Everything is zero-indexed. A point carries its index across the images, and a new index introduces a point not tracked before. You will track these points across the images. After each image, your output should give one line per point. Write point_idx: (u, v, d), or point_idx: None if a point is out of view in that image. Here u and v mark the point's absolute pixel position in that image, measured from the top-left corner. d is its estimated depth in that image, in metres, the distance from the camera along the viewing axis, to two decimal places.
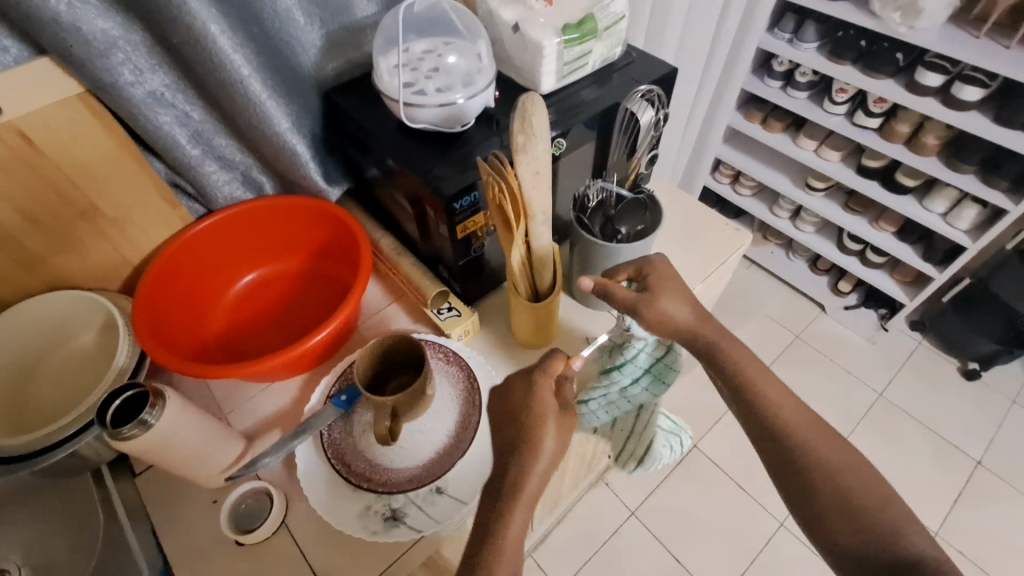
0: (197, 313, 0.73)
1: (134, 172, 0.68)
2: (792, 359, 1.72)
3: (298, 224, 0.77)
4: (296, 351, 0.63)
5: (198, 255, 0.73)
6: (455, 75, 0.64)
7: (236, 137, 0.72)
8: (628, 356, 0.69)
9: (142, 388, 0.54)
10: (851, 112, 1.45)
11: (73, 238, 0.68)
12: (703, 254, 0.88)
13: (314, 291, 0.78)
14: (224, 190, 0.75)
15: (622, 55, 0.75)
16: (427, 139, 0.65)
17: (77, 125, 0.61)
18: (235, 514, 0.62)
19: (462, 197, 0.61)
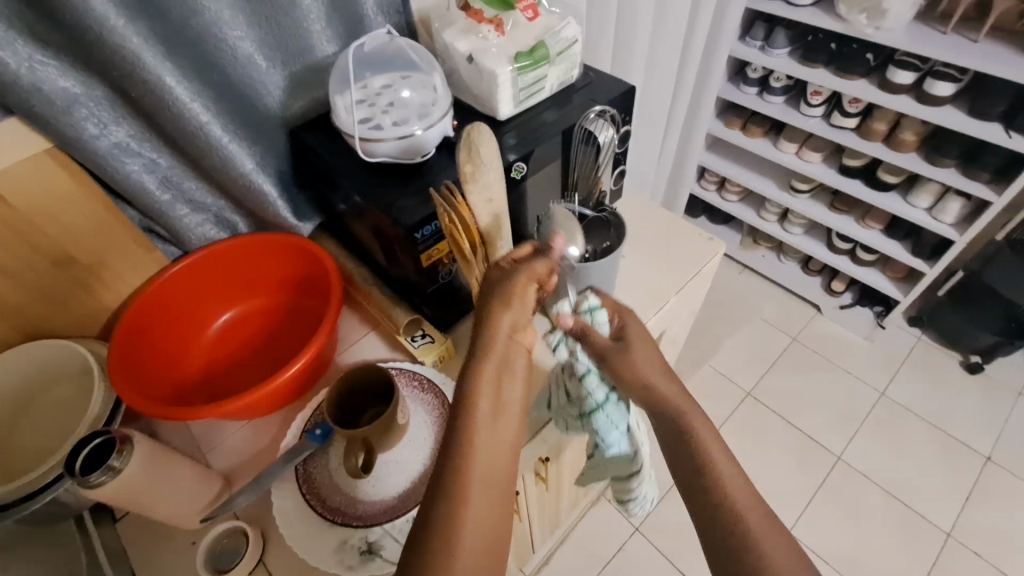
0: (176, 353, 0.75)
1: (105, 220, 0.69)
2: (791, 363, 1.71)
3: (271, 261, 0.79)
4: (269, 387, 0.64)
5: (174, 297, 0.74)
6: (411, 108, 0.65)
7: (207, 181, 0.74)
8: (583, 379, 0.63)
9: (113, 435, 0.55)
10: (828, 113, 1.46)
11: (49, 288, 0.69)
12: (678, 265, 0.88)
13: (291, 325, 0.79)
14: (198, 231, 0.77)
15: (580, 77, 0.77)
16: (388, 172, 0.66)
17: (44, 179, 0.62)
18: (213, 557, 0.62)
19: (423, 226, 0.62)
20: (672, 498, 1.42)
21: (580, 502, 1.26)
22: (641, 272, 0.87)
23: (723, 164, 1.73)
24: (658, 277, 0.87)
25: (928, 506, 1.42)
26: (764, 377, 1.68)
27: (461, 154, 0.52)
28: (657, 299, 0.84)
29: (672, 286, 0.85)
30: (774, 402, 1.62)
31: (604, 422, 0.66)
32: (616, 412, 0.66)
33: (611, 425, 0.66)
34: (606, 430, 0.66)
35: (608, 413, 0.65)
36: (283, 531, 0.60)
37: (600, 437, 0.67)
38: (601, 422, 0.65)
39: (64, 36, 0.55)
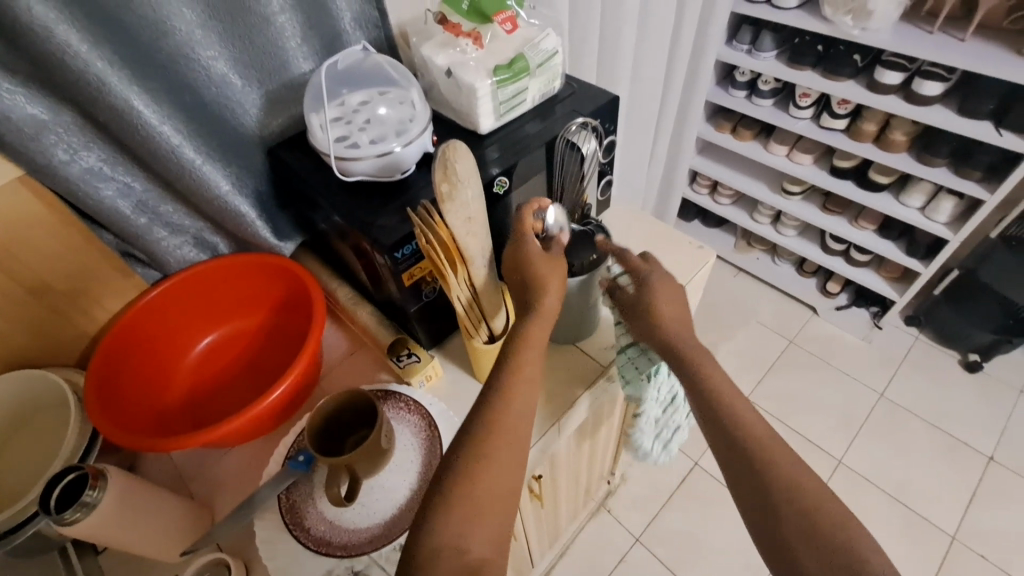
0: (157, 379, 0.73)
1: (81, 245, 0.68)
2: (790, 366, 1.69)
3: (254, 281, 0.78)
4: (251, 413, 0.62)
5: (155, 322, 0.73)
6: (389, 124, 0.64)
7: (185, 202, 0.72)
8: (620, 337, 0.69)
9: (86, 471, 0.53)
10: (817, 115, 1.45)
11: (24, 317, 0.67)
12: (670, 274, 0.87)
13: (274, 347, 0.78)
14: (177, 253, 0.75)
15: (562, 88, 0.75)
16: (367, 190, 0.65)
17: (14, 207, 0.61)
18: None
19: (403, 245, 0.61)
20: (672, 507, 1.41)
21: (579, 513, 1.25)
22: None
23: (715, 167, 1.72)
24: None
25: (931, 509, 1.40)
26: (762, 380, 1.67)
27: (436, 172, 0.50)
28: None
29: None
30: (774, 405, 1.61)
31: (626, 365, 0.69)
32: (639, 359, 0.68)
33: (634, 369, 0.68)
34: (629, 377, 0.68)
35: (631, 356, 0.68)
36: (269, 561, 0.59)
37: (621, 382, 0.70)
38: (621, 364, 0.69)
39: (29, 62, 0.53)
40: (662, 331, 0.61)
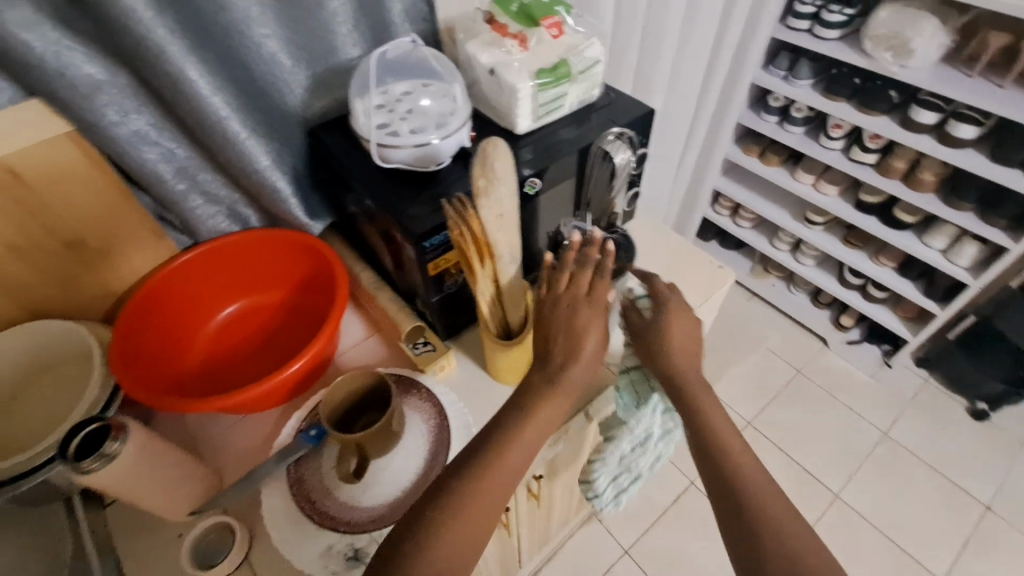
0: (179, 341, 0.75)
1: (119, 205, 0.70)
2: (795, 396, 1.69)
3: (282, 256, 0.80)
4: (268, 384, 0.64)
5: (182, 285, 0.75)
6: (431, 115, 0.65)
7: (223, 174, 0.74)
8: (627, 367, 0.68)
9: (108, 421, 0.55)
10: (847, 147, 1.45)
11: (59, 269, 0.69)
12: (687, 291, 0.87)
13: (294, 324, 0.79)
14: (210, 222, 0.77)
15: (600, 97, 0.76)
16: (402, 178, 0.66)
17: (62, 161, 0.63)
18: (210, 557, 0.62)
19: (433, 235, 0.62)
20: (664, 523, 1.40)
21: (571, 520, 1.25)
22: None
23: (739, 190, 1.72)
24: None
25: (925, 553, 1.39)
26: (766, 408, 1.66)
27: (474, 167, 0.53)
28: None
29: None
30: (775, 434, 1.60)
31: (625, 385, 0.68)
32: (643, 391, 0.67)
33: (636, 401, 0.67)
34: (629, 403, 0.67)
35: (636, 381, 0.67)
36: (272, 529, 0.60)
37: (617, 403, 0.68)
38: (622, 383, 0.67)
39: (94, 22, 0.55)
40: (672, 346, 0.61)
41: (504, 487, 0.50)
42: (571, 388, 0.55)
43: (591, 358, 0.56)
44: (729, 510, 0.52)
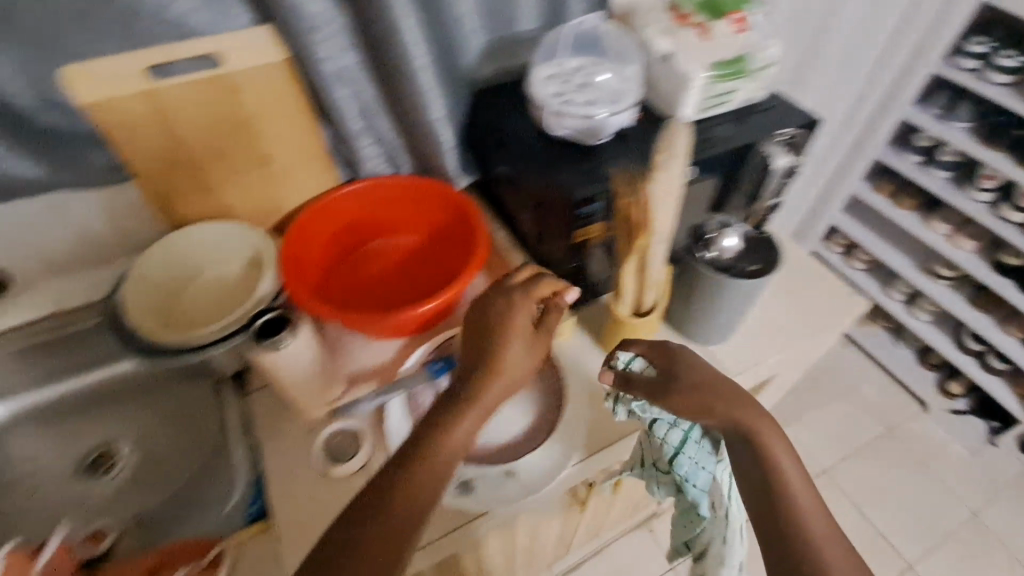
0: (326, 263, 0.82)
1: (304, 132, 0.78)
2: (881, 455, 1.58)
3: (432, 207, 0.83)
4: (403, 314, 0.69)
5: (339, 213, 0.82)
6: (605, 91, 0.68)
7: (394, 120, 0.81)
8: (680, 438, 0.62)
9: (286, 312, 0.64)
10: (997, 201, 1.33)
11: (246, 180, 0.79)
12: (814, 312, 0.83)
13: (424, 270, 0.83)
14: (371, 163, 0.84)
15: (764, 99, 0.76)
16: (562, 147, 0.70)
17: (273, 84, 0.72)
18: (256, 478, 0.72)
19: (588, 203, 0.65)
20: None
21: (627, 519, 1.26)
22: (771, 309, 0.83)
23: (859, 229, 1.62)
24: (789, 318, 0.83)
25: None
26: (844, 459, 1.57)
27: (658, 142, 0.54)
28: (784, 338, 0.80)
29: (802, 332, 0.81)
30: (851, 489, 1.52)
31: (687, 464, 0.61)
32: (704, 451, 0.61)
33: (697, 469, 0.60)
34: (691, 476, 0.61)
35: (695, 441, 0.61)
36: (396, 444, 0.67)
37: (688, 483, 0.61)
38: (684, 464, 0.61)
39: None
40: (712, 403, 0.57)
41: (434, 494, 0.51)
42: (501, 387, 0.55)
43: (514, 370, 0.56)
44: (786, 547, 0.51)
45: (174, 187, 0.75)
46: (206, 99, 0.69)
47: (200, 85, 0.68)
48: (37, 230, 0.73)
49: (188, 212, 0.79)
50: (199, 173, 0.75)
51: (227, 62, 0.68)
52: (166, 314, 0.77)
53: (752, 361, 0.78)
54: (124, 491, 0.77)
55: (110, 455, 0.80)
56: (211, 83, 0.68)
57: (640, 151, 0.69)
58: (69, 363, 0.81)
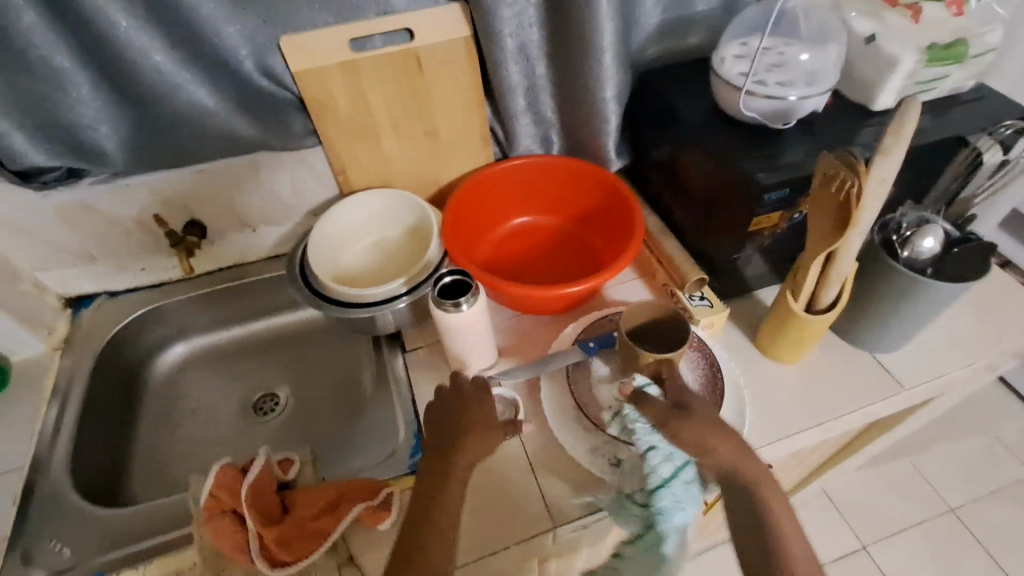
0: (478, 232, 0.86)
1: (472, 107, 0.80)
2: (1021, 499, 1.40)
3: (590, 193, 0.84)
4: (556, 292, 0.71)
5: (498, 185, 0.85)
6: (801, 71, 0.64)
7: (557, 100, 0.81)
8: (665, 473, 0.60)
9: (470, 281, 0.63)
10: None
11: (414, 151, 0.83)
12: (1002, 325, 0.75)
13: (569, 251, 0.87)
14: (527, 142, 0.85)
15: (970, 89, 0.69)
16: (742, 132, 0.67)
17: (453, 60, 0.74)
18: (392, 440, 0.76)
19: (775, 190, 0.63)
20: None
21: None
22: (953, 318, 0.76)
23: None
24: (976, 329, 0.75)
25: None
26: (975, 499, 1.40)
27: (888, 124, 0.48)
28: (968, 352, 0.73)
29: (993, 345, 0.74)
30: (982, 532, 1.37)
31: (669, 500, 0.59)
32: (690, 490, 0.60)
33: (678, 507, 0.59)
34: (674, 513, 0.58)
35: (685, 481, 0.60)
36: (551, 416, 0.69)
37: (661, 520, 0.58)
38: (666, 500, 0.58)
39: None
40: (718, 442, 0.57)
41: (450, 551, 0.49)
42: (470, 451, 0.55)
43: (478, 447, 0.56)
44: None
45: (352, 155, 0.80)
46: (393, 72, 0.73)
47: (392, 59, 0.72)
48: (234, 190, 0.81)
49: (359, 180, 0.84)
50: (375, 143, 0.80)
51: (418, 37, 0.72)
52: (337, 273, 0.84)
53: (928, 375, 0.72)
54: (287, 423, 0.86)
55: (273, 396, 0.89)
56: (401, 56, 0.72)
57: (829, 139, 0.65)
58: (244, 310, 0.93)
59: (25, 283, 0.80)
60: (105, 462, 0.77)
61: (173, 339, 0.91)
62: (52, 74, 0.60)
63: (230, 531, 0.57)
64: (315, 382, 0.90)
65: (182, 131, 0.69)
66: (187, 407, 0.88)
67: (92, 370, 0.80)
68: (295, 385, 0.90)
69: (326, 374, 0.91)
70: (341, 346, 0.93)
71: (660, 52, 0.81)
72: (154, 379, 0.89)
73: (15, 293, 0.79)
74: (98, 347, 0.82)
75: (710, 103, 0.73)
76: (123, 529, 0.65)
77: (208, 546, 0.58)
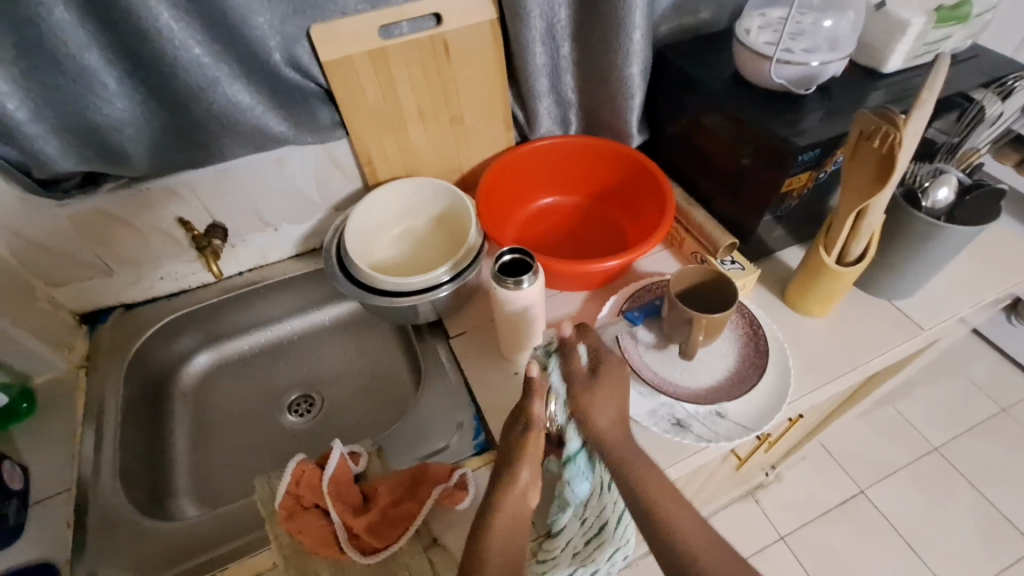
0: (506, 213, 0.88)
1: (495, 91, 0.81)
2: (995, 432, 1.51)
3: (615, 172, 0.87)
4: (593, 266, 0.74)
5: (524, 166, 0.86)
6: (820, 38, 0.69)
7: (578, 79, 0.82)
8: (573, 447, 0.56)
9: (530, 259, 0.64)
10: None
11: (439, 137, 0.82)
12: (999, 265, 0.82)
13: (594, 228, 0.89)
14: (549, 123, 0.87)
15: (966, 50, 0.75)
16: (767, 99, 0.71)
17: (479, 43, 0.75)
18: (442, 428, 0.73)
19: (809, 151, 0.66)
20: (825, 521, 1.39)
21: (739, 486, 1.27)
22: (957, 264, 0.83)
23: None
24: (978, 271, 0.82)
25: None
26: (958, 437, 1.50)
27: (928, 77, 0.53)
28: (975, 292, 0.80)
29: (994, 284, 0.80)
30: (965, 467, 1.45)
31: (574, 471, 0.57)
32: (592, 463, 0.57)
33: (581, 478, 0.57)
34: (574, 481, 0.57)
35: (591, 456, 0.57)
36: None
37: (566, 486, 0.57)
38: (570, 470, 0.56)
39: None
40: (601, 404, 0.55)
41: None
42: (520, 486, 0.51)
43: (528, 476, 0.52)
44: None
45: (378, 146, 0.79)
46: (421, 58, 0.73)
47: (420, 44, 0.72)
48: (257, 189, 0.79)
49: (385, 171, 0.83)
50: (401, 132, 0.79)
51: (446, 21, 0.72)
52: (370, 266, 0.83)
53: (942, 316, 0.78)
54: (326, 423, 0.85)
55: (308, 397, 0.88)
56: (429, 40, 0.72)
57: (849, 102, 0.70)
58: (267, 313, 0.91)
59: (40, 299, 0.76)
60: (148, 478, 0.74)
61: (196, 348, 0.88)
62: (79, 71, 0.58)
63: (314, 525, 0.56)
64: (350, 379, 0.89)
65: (212, 127, 0.67)
66: (219, 417, 0.85)
67: (122, 384, 0.77)
68: (329, 384, 0.89)
69: (360, 371, 0.90)
70: (373, 342, 0.92)
71: (673, 28, 0.83)
72: (181, 390, 0.86)
73: (33, 310, 0.75)
74: (124, 359, 0.79)
75: (730, 73, 0.76)
76: (187, 539, 0.63)
77: (286, 545, 0.57)
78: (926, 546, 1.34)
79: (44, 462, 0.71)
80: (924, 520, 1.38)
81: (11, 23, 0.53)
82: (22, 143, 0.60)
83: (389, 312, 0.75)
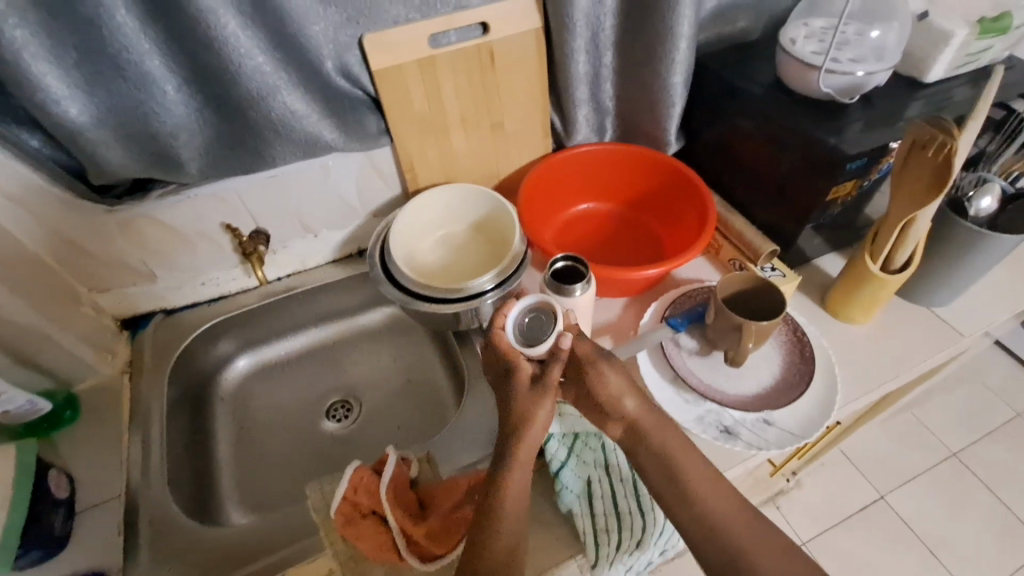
0: (544, 219, 0.88)
1: (537, 98, 0.81)
2: (1010, 438, 1.51)
3: (653, 179, 0.87)
4: (638, 273, 0.74)
5: (562, 173, 0.87)
6: (865, 49, 0.71)
7: (618, 86, 0.83)
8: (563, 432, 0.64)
9: (583, 267, 0.66)
10: None
11: (480, 144, 0.83)
12: None
13: (631, 235, 0.89)
14: (587, 130, 0.87)
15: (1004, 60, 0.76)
16: (812, 109, 0.72)
17: (524, 50, 0.75)
18: (486, 435, 0.73)
19: (857, 159, 0.66)
20: (847, 526, 1.38)
21: (763, 492, 1.26)
22: (994, 272, 0.83)
23: None
24: (1014, 279, 0.83)
25: None
26: (975, 442, 1.50)
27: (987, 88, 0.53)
28: (1012, 300, 0.80)
29: None
30: (983, 471, 1.45)
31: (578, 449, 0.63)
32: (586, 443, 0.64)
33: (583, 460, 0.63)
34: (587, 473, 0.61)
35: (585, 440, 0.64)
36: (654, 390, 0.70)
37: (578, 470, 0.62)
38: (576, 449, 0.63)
39: None
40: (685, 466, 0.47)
41: None
42: None
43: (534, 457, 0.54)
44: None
45: (421, 152, 0.79)
46: (467, 66, 0.74)
47: (468, 53, 0.73)
48: (301, 195, 0.79)
49: (426, 177, 0.83)
50: (445, 139, 0.79)
51: (493, 30, 0.72)
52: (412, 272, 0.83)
53: (982, 323, 0.78)
54: (365, 429, 0.85)
55: (346, 402, 0.88)
56: (476, 48, 0.73)
57: (894, 110, 0.70)
58: (302, 319, 0.91)
59: (84, 305, 0.77)
60: (193, 485, 0.74)
61: (234, 353, 0.88)
62: (140, 77, 0.59)
63: (372, 532, 0.56)
64: (387, 385, 0.90)
65: (266, 134, 0.67)
66: (257, 422, 0.85)
67: (164, 390, 0.77)
68: (366, 391, 0.89)
69: (397, 376, 0.90)
70: (410, 348, 0.92)
71: (711, 37, 0.84)
72: (219, 396, 0.86)
73: (78, 316, 0.75)
74: (166, 365, 0.79)
75: (771, 82, 0.77)
76: (240, 547, 0.63)
77: (343, 551, 0.57)
78: (949, 552, 1.34)
79: (90, 470, 0.71)
80: (945, 527, 1.38)
81: (78, 29, 0.54)
82: (81, 150, 0.60)
83: (432, 318, 0.75)
